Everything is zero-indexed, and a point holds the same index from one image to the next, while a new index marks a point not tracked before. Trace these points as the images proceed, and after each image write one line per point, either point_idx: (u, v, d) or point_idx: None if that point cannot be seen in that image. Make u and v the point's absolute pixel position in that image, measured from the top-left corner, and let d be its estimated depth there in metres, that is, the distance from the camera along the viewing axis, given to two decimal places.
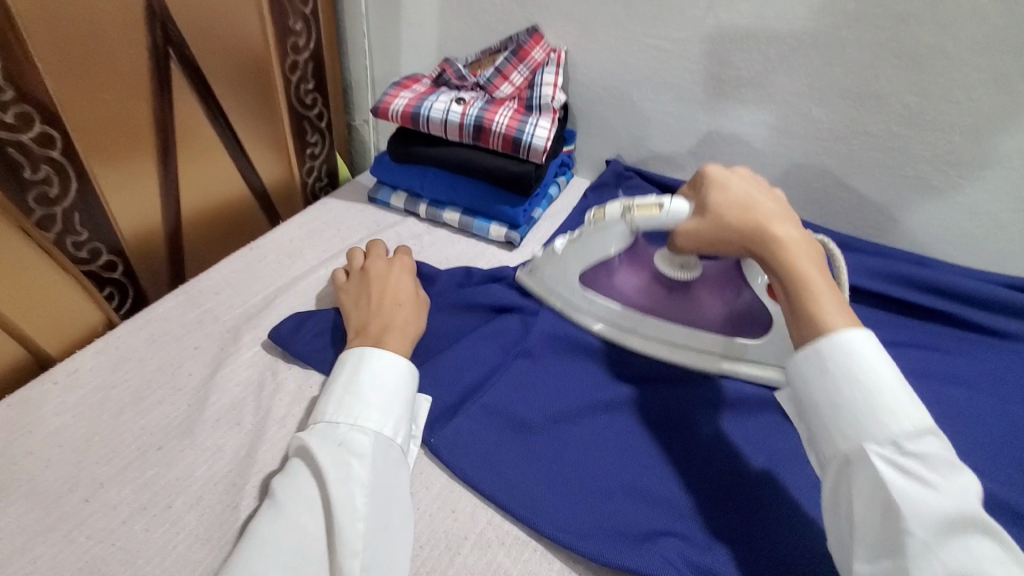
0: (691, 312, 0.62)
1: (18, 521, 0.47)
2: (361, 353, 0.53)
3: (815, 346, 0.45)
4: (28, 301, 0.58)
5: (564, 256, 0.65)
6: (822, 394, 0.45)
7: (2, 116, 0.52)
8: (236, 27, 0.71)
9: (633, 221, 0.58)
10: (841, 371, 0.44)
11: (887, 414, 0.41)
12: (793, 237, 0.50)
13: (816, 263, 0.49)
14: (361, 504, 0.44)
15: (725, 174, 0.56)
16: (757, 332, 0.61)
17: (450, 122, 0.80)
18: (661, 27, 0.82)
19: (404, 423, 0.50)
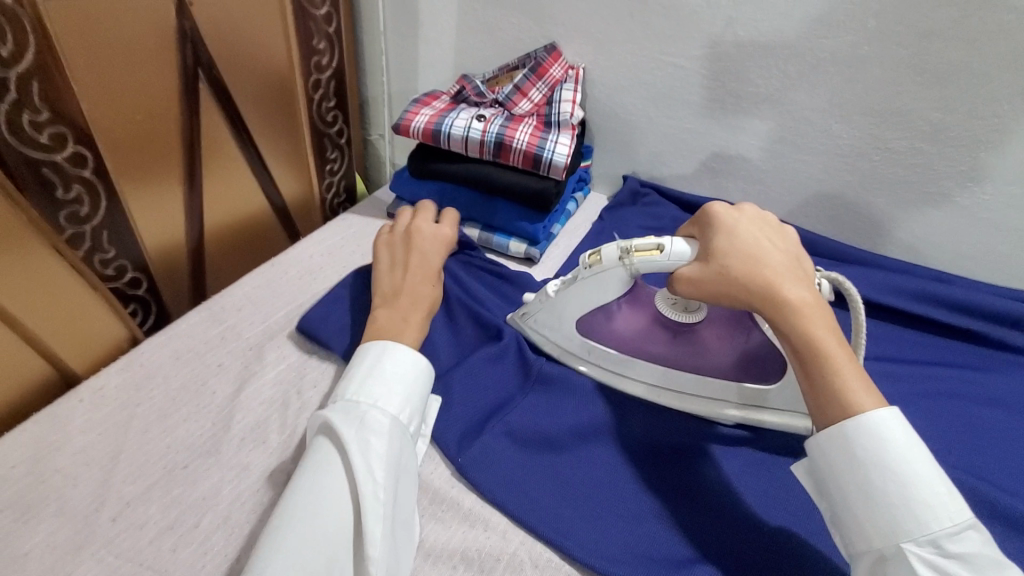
0: (697, 357, 0.58)
1: (48, 540, 0.47)
2: (382, 342, 0.54)
3: (839, 428, 0.43)
4: (55, 318, 0.58)
5: (559, 299, 0.60)
6: (850, 483, 0.42)
7: (37, 137, 0.52)
8: (257, 50, 0.72)
9: (633, 265, 0.54)
10: (871, 459, 0.41)
11: (927, 512, 0.39)
12: (809, 298, 0.48)
13: (832, 330, 0.46)
14: (379, 477, 0.44)
15: (732, 221, 0.53)
16: (766, 380, 0.56)
17: (470, 138, 0.80)
18: (680, 44, 0.82)
19: (416, 413, 0.51)
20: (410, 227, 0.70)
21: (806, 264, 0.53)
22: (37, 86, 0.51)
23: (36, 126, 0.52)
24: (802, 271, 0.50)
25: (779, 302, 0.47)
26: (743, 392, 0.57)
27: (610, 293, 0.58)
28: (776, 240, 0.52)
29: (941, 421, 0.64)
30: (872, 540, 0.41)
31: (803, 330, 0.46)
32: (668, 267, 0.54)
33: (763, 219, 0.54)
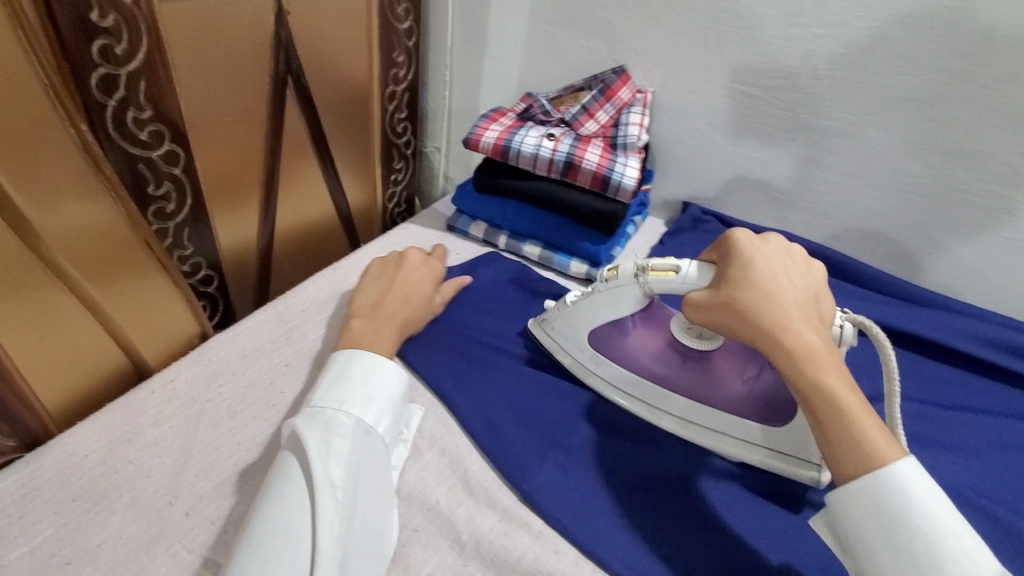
0: (709, 388, 0.56)
1: (120, 531, 0.47)
2: (354, 348, 0.55)
3: (854, 482, 0.40)
4: (136, 309, 0.59)
5: (574, 309, 0.60)
6: (869, 541, 0.39)
7: (139, 134, 0.53)
8: (343, 60, 0.74)
9: (647, 284, 0.54)
10: (890, 511, 0.39)
11: (954, 568, 0.36)
12: (821, 344, 0.44)
13: (847, 378, 0.43)
14: (339, 479, 0.44)
15: (750, 250, 0.50)
16: (771, 423, 0.53)
17: (540, 157, 0.80)
18: (752, 74, 0.81)
19: (386, 415, 0.51)
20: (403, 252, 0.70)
21: (826, 304, 0.49)
22: (145, 85, 0.53)
23: (139, 124, 0.53)
24: (815, 311, 0.47)
25: (786, 344, 0.44)
26: (756, 434, 0.54)
27: (624, 309, 0.57)
28: (793, 276, 0.48)
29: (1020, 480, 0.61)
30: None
31: (809, 376, 0.43)
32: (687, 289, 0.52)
33: (788, 253, 0.50)
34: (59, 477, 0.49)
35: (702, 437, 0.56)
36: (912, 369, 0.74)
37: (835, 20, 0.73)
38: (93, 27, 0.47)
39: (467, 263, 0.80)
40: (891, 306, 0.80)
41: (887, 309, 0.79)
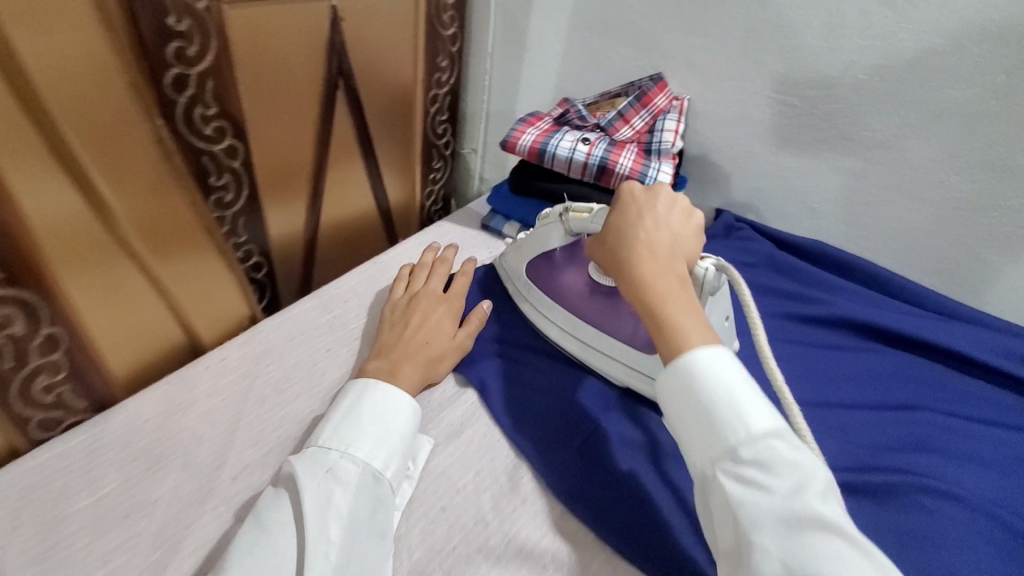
0: (602, 317, 0.65)
1: (175, 491, 0.51)
2: (368, 386, 0.55)
3: (670, 376, 0.45)
4: (194, 290, 0.64)
5: (521, 243, 0.72)
6: (672, 409, 0.45)
7: (205, 129, 0.58)
8: (391, 64, 0.78)
9: (568, 222, 0.64)
10: (681, 389, 0.44)
11: (726, 426, 0.41)
12: (663, 267, 0.49)
13: (676, 291, 0.48)
14: (335, 536, 0.44)
15: (628, 197, 0.56)
16: (644, 347, 0.60)
17: (575, 160, 0.83)
18: (791, 84, 0.82)
19: (395, 458, 0.51)
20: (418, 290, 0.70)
21: (693, 245, 0.54)
22: (213, 84, 0.57)
23: (206, 120, 0.58)
24: (677, 245, 0.52)
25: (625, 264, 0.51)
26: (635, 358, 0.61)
27: (553, 243, 0.68)
28: (663, 218, 0.54)
29: None
30: (697, 463, 0.43)
31: (637, 289, 0.49)
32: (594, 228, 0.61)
33: (671, 200, 0.56)
34: (121, 439, 0.54)
35: (592, 356, 0.65)
36: (943, 383, 0.74)
37: (878, 33, 0.73)
38: (169, 30, 0.51)
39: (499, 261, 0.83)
40: (926, 320, 0.79)
41: (922, 322, 0.78)
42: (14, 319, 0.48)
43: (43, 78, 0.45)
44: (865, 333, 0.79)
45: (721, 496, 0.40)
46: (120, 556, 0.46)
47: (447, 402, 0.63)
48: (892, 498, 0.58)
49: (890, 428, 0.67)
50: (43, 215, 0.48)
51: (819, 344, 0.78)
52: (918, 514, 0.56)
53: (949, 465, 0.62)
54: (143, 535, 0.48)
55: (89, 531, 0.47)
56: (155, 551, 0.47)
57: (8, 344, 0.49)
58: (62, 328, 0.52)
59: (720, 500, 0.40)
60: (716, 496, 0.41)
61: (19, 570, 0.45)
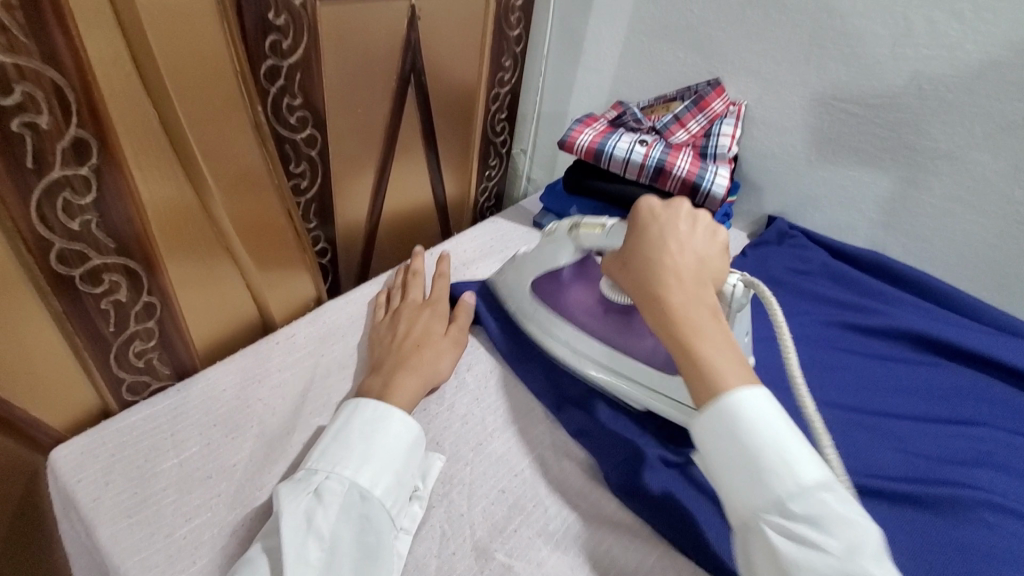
0: (623, 337, 0.63)
1: (251, 456, 0.54)
2: (356, 401, 0.53)
3: (711, 420, 0.42)
4: (272, 269, 0.67)
5: (520, 261, 0.67)
6: (715, 455, 0.43)
7: (290, 118, 0.62)
8: (460, 63, 0.80)
9: (579, 238, 0.60)
10: (725, 432, 0.42)
11: (773, 478, 0.40)
12: (695, 302, 0.46)
13: (713, 330, 0.45)
14: (315, 560, 0.42)
15: (648, 217, 0.53)
16: (668, 370, 0.58)
17: (632, 162, 0.84)
18: (855, 92, 0.81)
19: (388, 477, 0.48)
20: (399, 305, 0.68)
21: (717, 267, 0.51)
22: (301, 77, 0.61)
23: (291, 109, 0.61)
24: (704, 272, 0.49)
25: (658, 302, 0.47)
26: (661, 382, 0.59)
27: (560, 259, 0.63)
28: (682, 240, 0.51)
29: None
30: (738, 511, 0.41)
31: (667, 328, 0.46)
32: (610, 245, 0.57)
33: (687, 219, 0.52)
34: (201, 405, 0.57)
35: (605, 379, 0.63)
36: (1008, 402, 0.71)
37: (947, 43, 0.72)
38: (269, 25, 0.55)
39: None
40: (987, 336, 0.77)
41: (983, 337, 0.76)
42: (119, 285, 0.52)
43: (165, 64, 0.48)
44: (925, 347, 0.78)
45: (767, 550, 0.39)
46: (202, 513, 0.49)
47: (503, 390, 0.64)
48: (953, 511, 0.57)
49: (950, 442, 0.65)
50: (151, 190, 0.52)
51: (874, 354, 0.77)
52: (978, 528, 0.55)
53: (1012, 482, 0.61)
54: (223, 495, 0.50)
55: (175, 488, 0.50)
56: (233, 510, 0.49)
57: (112, 308, 0.53)
58: (157, 297, 0.56)
59: (764, 553, 0.39)
60: (759, 547, 0.40)
61: (111, 521, 0.48)
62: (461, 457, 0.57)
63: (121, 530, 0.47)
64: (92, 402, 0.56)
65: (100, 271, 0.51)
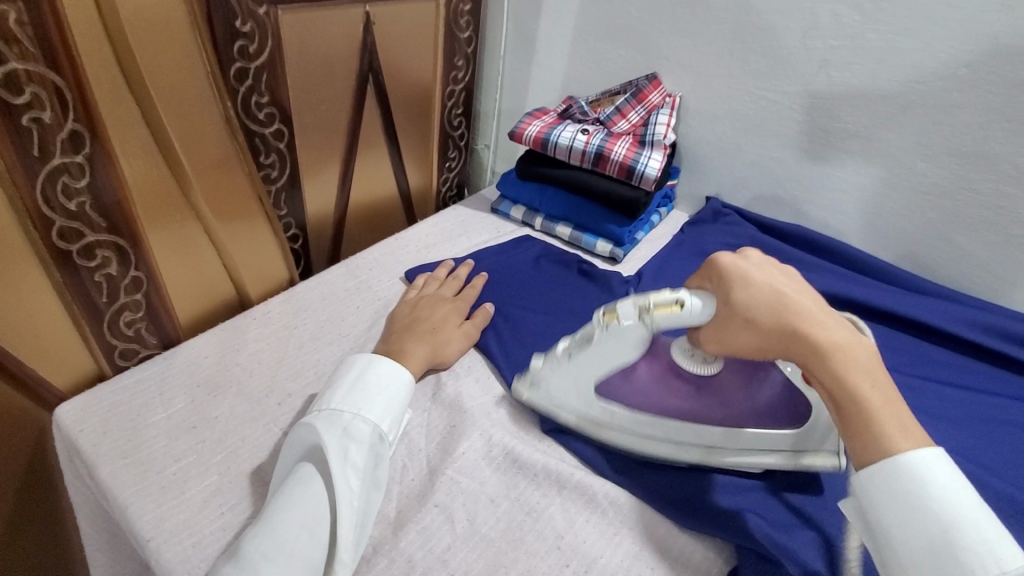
0: (728, 408, 0.55)
1: (231, 410, 0.61)
2: (370, 354, 0.59)
3: (899, 482, 0.40)
4: (246, 251, 0.75)
5: (570, 364, 0.57)
6: (891, 523, 0.40)
7: (258, 114, 0.70)
8: (416, 63, 0.89)
9: (652, 323, 0.51)
10: (910, 498, 0.40)
11: (970, 557, 0.37)
12: (856, 344, 0.44)
13: (876, 375, 0.43)
14: (355, 486, 0.49)
15: (751, 269, 0.48)
16: (796, 424, 0.54)
17: (574, 148, 0.93)
18: (773, 81, 0.91)
19: (397, 423, 0.55)
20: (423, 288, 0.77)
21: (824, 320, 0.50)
22: (268, 79, 0.69)
23: (260, 106, 0.69)
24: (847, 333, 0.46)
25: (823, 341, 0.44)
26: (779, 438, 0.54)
27: (629, 356, 0.54)
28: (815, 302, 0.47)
29: (1009, 450, 0.65)
30: None
31: (843, 380, 0.43)
32: (694, 322, 0.51)
33: (774, 263, 0.50)
34: (186, 369, 0.65)
35: (728, 456, 0.55)
36: (910, 350, 0.80)
37: (849, 33, 0.82)
38: (236, 31, 0.63)
39: (499, 246, 0.91)
40: (895, 294, 0.85)
41: (891, 295, 0.85)
42: (110, 260, 0.60)
43: (146, 67, 0.56)
44: (837, 305, 0.86)
45: None
46: (189, 455, 0.56)
47: None
48: None
49: None
50: (136, 176, 0.59)
51: None
52: None
53: None
54: (208, 441, 0.58)
55: (165, 436, 0.58)
56: (215, 453, 0.57)
57: (104, 281, 0.60)
58: (144, 273, 0.63)
59: None
60: None
61: (109, 461, 0.55)
62: (418, 406, 0.64)
63: (119, 468, 0.55)
64: (89, 367, 0.63)
65: (94, 247, 0.58)
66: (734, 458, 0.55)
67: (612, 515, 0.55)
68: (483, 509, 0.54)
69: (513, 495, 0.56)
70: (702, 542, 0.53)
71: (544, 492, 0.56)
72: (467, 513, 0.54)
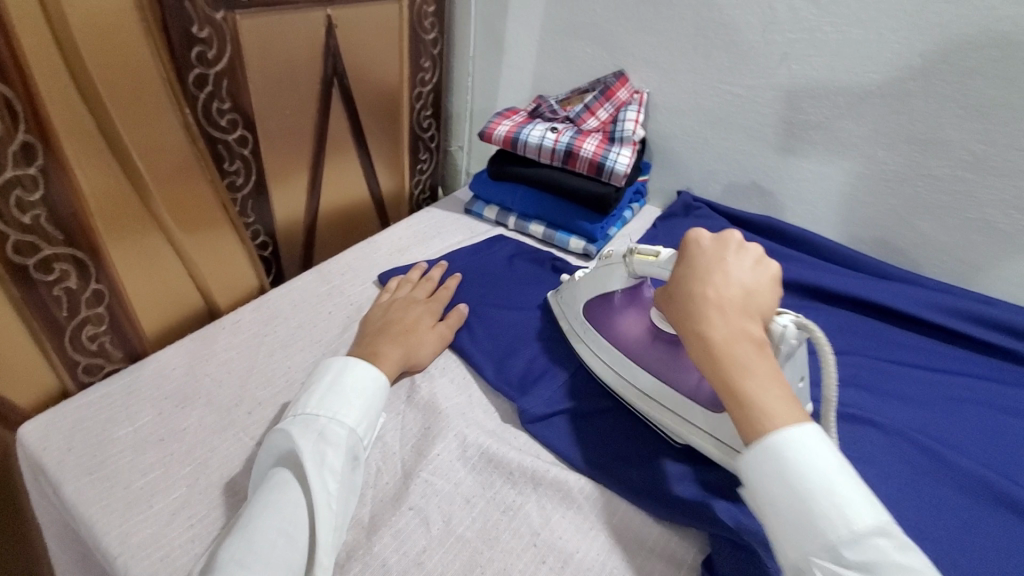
0: (666, 368, 0.60)
1: (200, 421, 0.60)
2: (344, 359, 0.58)
3: (759, 457, 0.41)
4: (213, 258, 0.74)
5: (578, 283, 0.69)
6: (762, 495, 0.41)
7: (220, 121, 0.69)
8: (381, 65, 0.88)
9: (631, 265, 0.60)
10: (774, 474, 0.40)
11: (826, 525, 0.38)
12: (740, 329, 0.45)
13: (760, 365, 0.43)
14: (333, 490, 0.48)
15: (695, 251, 0.51)
16: (712, 409, 0.54)
17: (544, 146, 0.93)
18: (736, 75, 0.92)
19: (370, 428, 0.55)
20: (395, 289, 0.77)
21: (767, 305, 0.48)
22: (228, 85, 0.68)
23: (221, 112, 0.68)
24: (754, 321, 0.46)
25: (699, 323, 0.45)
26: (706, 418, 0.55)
27: (613, 286, 0.64)
28: (721, 286, 0.47)
29: (977, 430, 0.67)
30: (786, 553, 0.40)
31: (710, 357, 0.44)
32: (660, 274, 0.57)
33: (737, 252, 0.50)
34: (154, 383, 0.64)
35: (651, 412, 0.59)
36: (878, 334, 0.81)
37: (806, 26, 0.83)
38: (193, 37, 0.62)
39: (473, 247, 0.91)
40: (862, 280, 0.86)
41: (859, 281, 0.86)
42: (69, 273, 0.59)
43: (97, 75, 0.55)
44: (807, 294, 0.88)
45: None
46: (157, 469, 0.55)
47: None
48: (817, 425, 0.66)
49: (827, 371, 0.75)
50: (92, 187, 0.58)
51: None
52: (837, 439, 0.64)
53: (872, 398, 0.70)
54: (177, 453, 0.57)
55: (132, 451, 0.57)
56: (185, 465, 0.56)
57: (64, 294, 0.59)
58: (106, 285, 0.62)
59: None
60: None
61: (74, 478, 0.54)
62: (394, 409, 0.64)
63: (85, 485, 0.54)
64: (52, 383, 0.62)
65: (52, 260, 0.57)
66: (656, 414, 0.59)
67: (587, 510, 0.55)
68: (458, 509, 0.54)
69: (488, 494, 0.56)
70: (676, 531, 0.54)
71: (519, 490, 0.56)
72: (443, 514, 0.54)
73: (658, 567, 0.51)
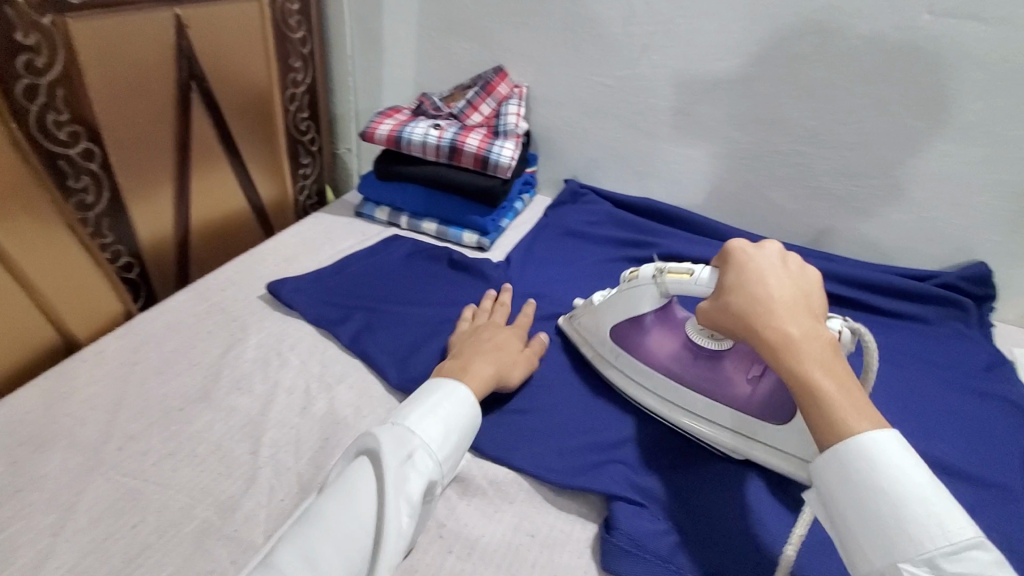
0: (716, 384, 0.61)
1: (62, 465, 0.54)
2: (445, 381, 0.56)
3: (839, 458, 0.41)
4: (64, 284, 0.68)
5: (601, 307, 0.67)
6: (843, 497, 0.41)
7: (58, 134, 0.62)
8: (240, 65, 0.83)
9: (664, 284, 0.59)
10: (856, 475, 0.40)
11: (918, 531, 0.37)
12: (814, 333, 0.46)
13: (840, 368, 0.44)
14: (405, 522, 0.45)
15: (741, 257, 0.52)
16: (773, 419, 0.57)
17: (428, 144, 0.93)
18: (604, 67, 0.97)
19: (452, 461, 0.51)
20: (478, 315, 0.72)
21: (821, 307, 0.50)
22: (63, 95, 0.62)
23: (58, 124, 0.62)
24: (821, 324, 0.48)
25: (773, 328, 0.47)
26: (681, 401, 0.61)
27: (644, 308, 0.63)
28: (784, 291, 0.49)
29: None
30: (869, 560, 0.39)
31: (786, 360, 0.45)
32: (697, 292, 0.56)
33: (781, 258, 0.52)
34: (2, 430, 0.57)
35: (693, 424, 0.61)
36: None
37: (661, 19, 0.90)
38: (17, 44, 0.57)
39: (366, 249, 0.89)
40: None
41: None
42: None
43: None
44: None
45: None
46: (15, 523, 0.50)
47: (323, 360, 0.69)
48: None
49: None
50: None
51: None
52: None
53: None
54: (36, 504, 0.51)
55: None
56: (47, 514, 0.50)
57: None
58: None
59: None
60: None
61: None
62: (287, 423, 0.61)
63: None
64: None
65: None
66: (701, 427, 0.61)
67: (492, 495, 0.56)
68: None
69: None
70: (577, 501, 0.57)
71: None
72: None
73: (561, 537, 0.54)
